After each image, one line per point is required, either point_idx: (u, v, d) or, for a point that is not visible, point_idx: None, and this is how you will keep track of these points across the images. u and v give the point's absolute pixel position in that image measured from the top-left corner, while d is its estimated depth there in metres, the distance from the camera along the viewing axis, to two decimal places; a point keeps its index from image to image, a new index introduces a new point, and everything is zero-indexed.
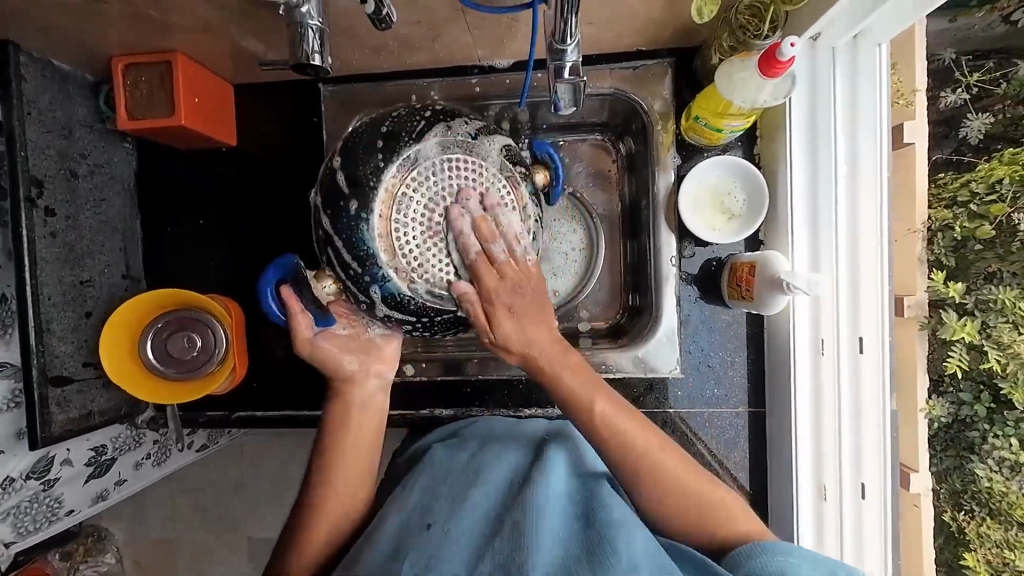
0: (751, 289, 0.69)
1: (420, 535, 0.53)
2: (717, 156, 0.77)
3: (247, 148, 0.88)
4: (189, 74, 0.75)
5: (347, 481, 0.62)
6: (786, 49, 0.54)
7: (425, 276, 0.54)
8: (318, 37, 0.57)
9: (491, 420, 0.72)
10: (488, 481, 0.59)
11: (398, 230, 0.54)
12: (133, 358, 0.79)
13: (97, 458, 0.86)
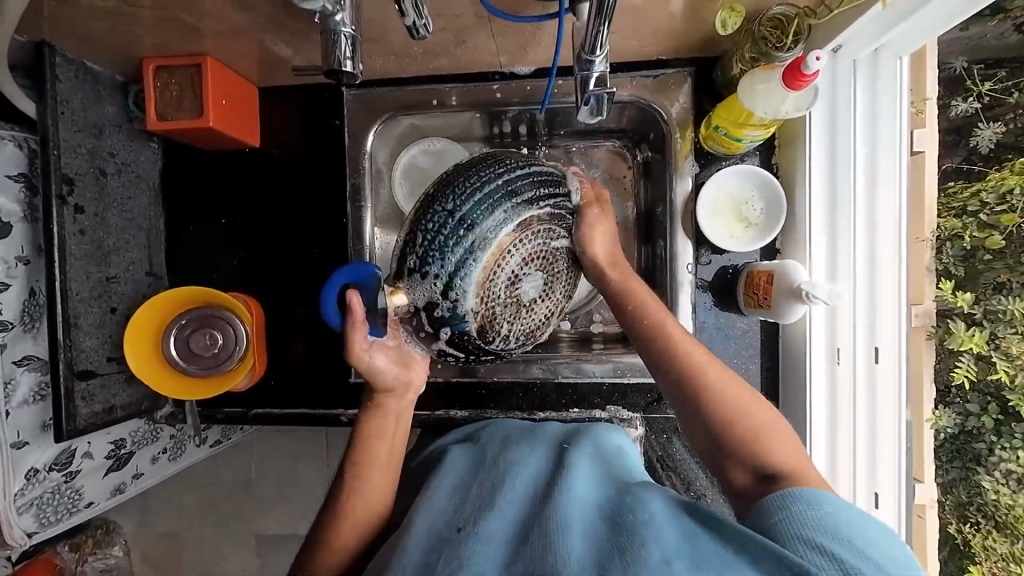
0: (768, 298, 0.69)
1: (446, 537, 0.51)
2: (735, 165, 0.78)
3: (270, 149, 0.89)
4: (218, 77, 0.76)
5: (375, 481, 0.63)
6: (811, 62, 0.55)
7: (495, 328, 0.55)
8: (350, 43, 0.58)
9: (506, 427, 0.75)
10: (510, 486, 0.58)
11: (488, 283, 0.54)
12: (156, 354, 0.80)
13: (116, 452, 0.88)
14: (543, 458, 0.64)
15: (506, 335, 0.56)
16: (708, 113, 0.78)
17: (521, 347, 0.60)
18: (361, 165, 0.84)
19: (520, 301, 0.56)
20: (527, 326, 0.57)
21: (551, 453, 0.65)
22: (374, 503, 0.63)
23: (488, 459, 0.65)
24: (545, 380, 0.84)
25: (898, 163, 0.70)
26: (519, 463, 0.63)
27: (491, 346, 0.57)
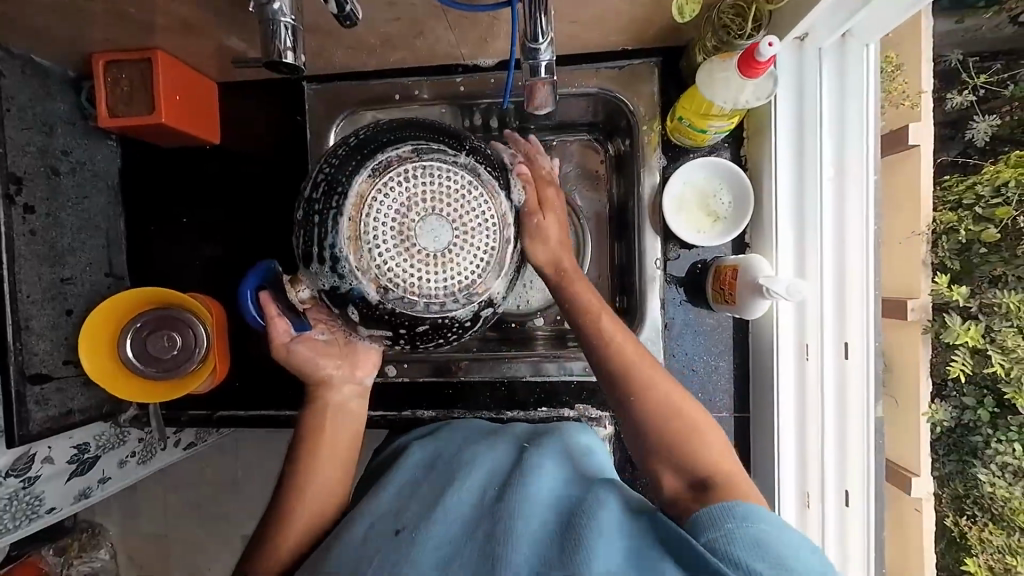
0: (734, 294, 0.68)
1: (392, 540, 0.51)
2: (703, 158, 0.76)
3: (231, 145, 0.87)
4: (170, 71, 0.74)
5: (321, 488, 0.62)
6: (763, 49, 0.52)
7: (404, 296, 0.52)
8: (290, 33, 0.56)
9: (469, 424, 0.73)
10: (462, 483, 0.57)
11: (373, 244, 0.51)
12: (113, 358, 0.78)
13: (79, 456, 0.87)
14: (502, 455, 0.63)
15: (418, 297, 0.52)
16: (674, 105, 0.76)
17: (455, 307, 0.53)
18: None
19: (415, 251, 0.51)
20: (447, 276, 0.52)
21: (511, 448, 0.64)
22: (321, 511, 0.61)
23: (446, 457, 0.63)
24: (514, 379, 0.82)
25: (868, 154, 0.67)
26: (475, 459, 0.61)
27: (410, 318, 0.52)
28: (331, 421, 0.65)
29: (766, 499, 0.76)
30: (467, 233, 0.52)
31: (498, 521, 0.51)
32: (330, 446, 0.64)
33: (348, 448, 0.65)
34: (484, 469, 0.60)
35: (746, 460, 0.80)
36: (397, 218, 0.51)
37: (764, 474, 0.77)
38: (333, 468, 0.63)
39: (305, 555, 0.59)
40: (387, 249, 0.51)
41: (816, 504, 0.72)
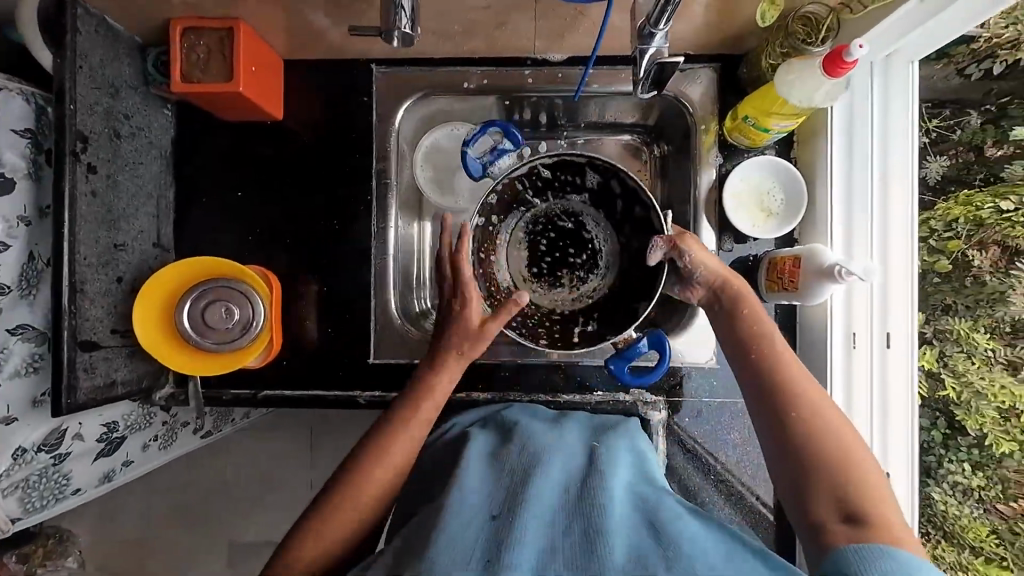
0: (795, 280, 0.72)
1: (490, 526, 0.51)
2: (758, 158, 0.81)
3: (292, 121, 0.87)
4: (249, 41, 0.74)
5: (394, 454, 0.63)
6: (854, 49, 0.58)
7: (590, 258, 0.84)
8: (408, 14, 0.58)
9: (528, 408, 0.77)
10: (544, 476, 0.58)
11: (525, 238, 0.86)
12: (167, 325, 0.77)
13: (108, 435, 0.82)
14: (571, 452, 0.64)
15: (587, 255, 0.84)
16: (733, 106, 0.81)
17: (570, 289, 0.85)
18: (387, 146, 0.86)
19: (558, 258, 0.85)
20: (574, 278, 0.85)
21: (585, 444, 0.67)
22: (386, 480, 0.62)
23: (518, 444, 0.65)
24: (570, 364, 0.85)
25: (909, 156, 0.73)
26: (548, 451, 0.63)
27: (586, 287, 0.84)
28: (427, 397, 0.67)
29: None
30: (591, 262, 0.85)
31: (591, 518, 0.53)
32: (409, 419, 0.65)
33: (428, 422, 0.66)
34: (560, 463, 0.61)
35: None
36: (557, 208, 0.85)
37: None
38: (404, 443, 0.64)
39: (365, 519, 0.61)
40: (604, 214, 0.82)
41: None
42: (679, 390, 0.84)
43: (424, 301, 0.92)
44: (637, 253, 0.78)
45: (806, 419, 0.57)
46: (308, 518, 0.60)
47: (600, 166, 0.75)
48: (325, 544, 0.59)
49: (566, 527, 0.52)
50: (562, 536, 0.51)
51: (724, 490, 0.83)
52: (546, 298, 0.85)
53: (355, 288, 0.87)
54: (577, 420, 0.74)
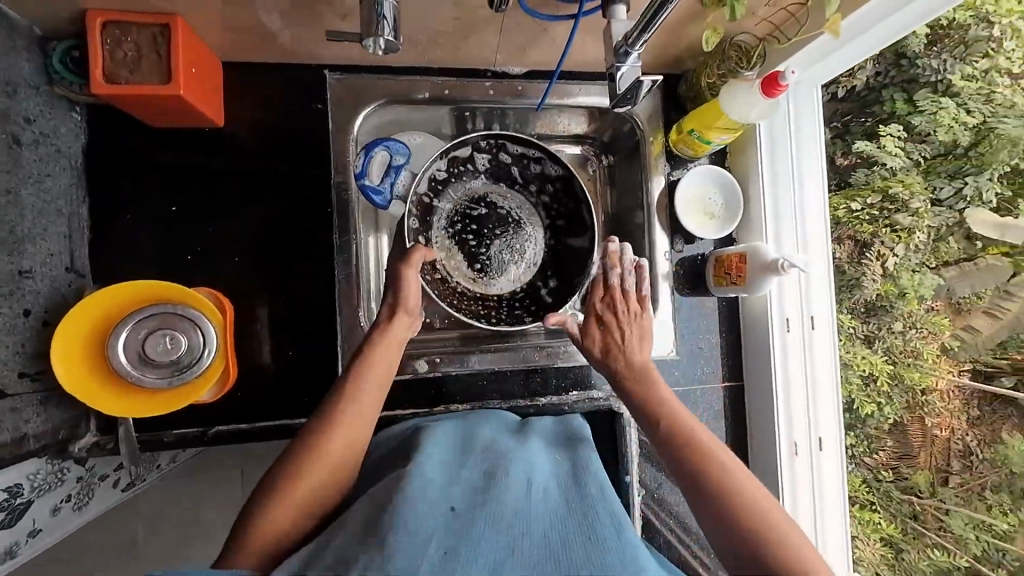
0: (742, 275, 0.82)
1: (445, 520, 0.49)
2: (699, 167, 0.90)
3: (234, 129, 0.80)
4: (189, 40, 0.67)
5: (355, 418, 0.61)
6: (786, 74, 0.68)
7: (516, 230, 0.91)
8: (391, 25, 0.59)
9: (493, 416, 0.75)
10: (509, 476, 0.56)
11: (452, 241, 0.89)
12: (94, 360, 0.67)
13: (9, 503, 0.63)
14: (539, 457, 0.63)
15: (513, 227, 0.91)
16: (676, 121, 0.90)
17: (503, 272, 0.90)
18: (347, 155, 0.80)
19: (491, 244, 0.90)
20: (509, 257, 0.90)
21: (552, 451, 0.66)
22: (350, 444, 0.60)
23: (490, 450, 0.62)
24: (545, 367, 0.87)
25: (820, 162, 0.84)
26: (511, 454, 0.61)
27: (529, 255, 0.91)
28: (379, 355, 0.66)
29: (763, 457, 0.89)
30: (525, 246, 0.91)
31: (553, 524, 0.52)
32: (364, 382, 0.64)
33: (383, 388, 0.65)
34: (522, 461, 0.60)
35: (739, 426, 0.92)
36: (466, 199, 0.89)
37: (758, 435, 0.90)
38: (363, 409, 0.62)
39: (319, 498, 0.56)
40: (505, 184, 0.91)
41: (802, 453, 0.86)
42: None
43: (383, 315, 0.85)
44: (563, 214, 0.89)
45: (713, 490, 0.57)
46: (265, 495, 0.55)
47: (484, 146, 0.86)
48: (279, 527, 0.53)
49: (527, 527, 0.50)
50: (523, 532, 0.50)
51: None
52: (499, 282, 0.90)
53: (317, 305, 0.82)
54: (540, 428, 0.72)
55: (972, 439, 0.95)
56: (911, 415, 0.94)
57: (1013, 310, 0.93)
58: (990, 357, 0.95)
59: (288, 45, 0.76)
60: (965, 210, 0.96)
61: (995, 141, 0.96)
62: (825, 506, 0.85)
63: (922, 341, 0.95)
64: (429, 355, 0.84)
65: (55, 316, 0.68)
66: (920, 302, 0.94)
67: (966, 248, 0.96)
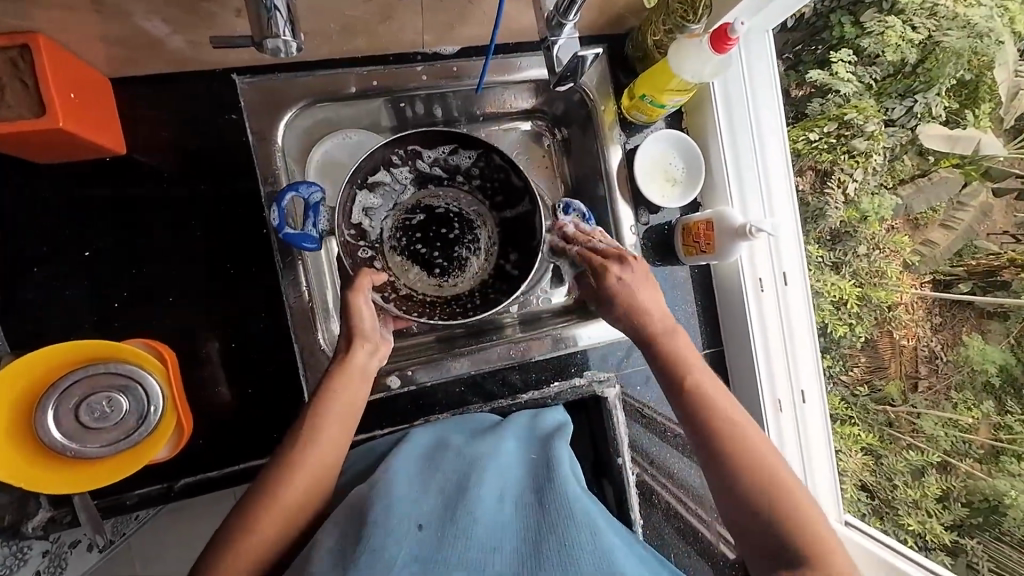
0: (711, 243, 0.79)
1: (414, 539, 0.46)
2: (657, 132, 0.86)
3: (141, 156, 0.71)
4: (59, 63, 0.57)
5: (315, 462, 0.57)
6: (736, 27, 0.63)
7: (463, 223, 0.83)
8: (287, 22, 0.51)
9: (465, 424, 0.72)
10: (480, 485, 0.54)
11: (402, 255, 0.81)
12: (29, 441, 0.61)
13: None
14: (513, 465, 0.60)
15: (459, 222, 0.83)
16: (625, 85, 0.84)
17: (469, 269, 0.83)
18: (273, 165, 0.73)
19: (445, 249, 0.82)
20: (469, 252, 0.83)
21: (528, 455, 0.62)
22: (307, 488, 0.55)
23: (462, 460, 0.59)
24: (524, 363, 0.84)
25: (778, 115, 0.80)
26: (484, 460, 0.59)
27: (484, 242, 0.83)
28: (340, 392, 0.61)
29: (751, 418, 0.88)
30: (483, 237, 0.83)
31: (528, 536, 0.48)
32: (322, 416, 0.59)
33: (349, 421, 0.61)
34: (494, 467, 0.58)
35: (724, 388, 0.92)
36: (403, 212, 0.81)
37: (743, 395, 0.89)
38: (321, 446, 0.58)
39: (284, 543, 0.53)
40: (432, 184, 0.82)
41: (786, 408, 0.86)
42: (627, 361, 0.88)
43: None
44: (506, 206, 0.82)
45: (760, 488, 0.57)
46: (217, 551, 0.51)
47: (398, 159, 0.76)
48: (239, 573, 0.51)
49: (498, 540, 0.48)
50: (496, 547, 0.47)
51: None
52: (463, 280, 0.82)
53: (270, 334, 0.76)
54: (516, 427, 0.69)
55: (934, 343, 0.85)
56: (881, 331, 0.88)
57: (968, 220, 0.83)
58: (947, 265, 0.85)
59: (181, 53, 0.67)
60: (918, 127, 0.86)
61: (942, 55, 0.83)
62: (811, 454, 0.86)
63: (884, 261, 0.87)
64: (399, 368, 0.79)
65: None
66: (880, 223, 0.88)
67: (919, 163, 0.87)
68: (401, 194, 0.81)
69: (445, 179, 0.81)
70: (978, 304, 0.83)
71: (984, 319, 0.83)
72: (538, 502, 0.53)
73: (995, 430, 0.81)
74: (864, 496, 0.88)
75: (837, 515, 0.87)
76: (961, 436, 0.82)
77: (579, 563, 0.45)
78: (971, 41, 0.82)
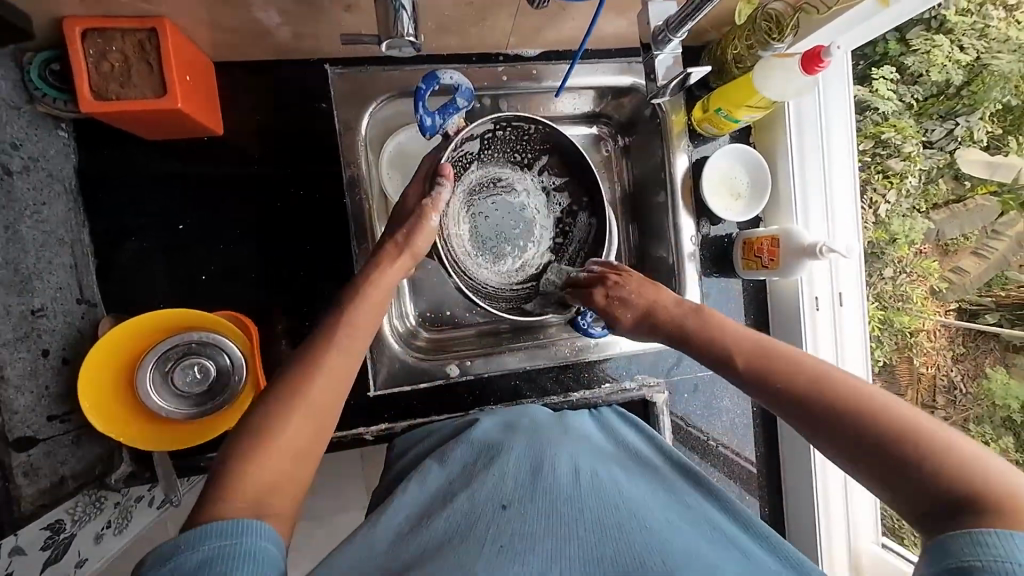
0: (774, 259, 0.80)
1: (498, 519, 0.48)
2: (723, 145, 0.86)
3: (234, 138, 0.75)
4: (179, 46, 0.61)
5: (334, 370, 0.54)
6: (830, 50, 0.64)
7: (522, 228, 0.84)
8: (411, 19, 0.53)
9: (533, 409, 0.70)
10: (556, 470, 0.54)
11: (462, 221, 0.81)
12: (125, 387, 0.66)
13: (54, 539, 0.59)
14: (581, 449, 0.60)
15: (521, 224, 0.84)
16: (700, 97, 0.85)
17: (500, 283, 0.83)
18: (356, 154, 0.75)
19: (489, 248, 0.83)
20: (509, 266, 0.84)
21: (590, 446, 0.61)
22: (334, 391, 0.53)
23: (532, 442, 0.59)
24: (578, 363, 0.86)
25: (849, 126, 0.82)
26: (557, 442, 0.60)
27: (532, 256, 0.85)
28: (369, 294, 0.62)
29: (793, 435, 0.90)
30: (519, 258, 0.84)
31: (608, 513, 0.48)
32: (356, 324, 0.59)
33: (370, 332, 0.60)
34: (570, 450, 0.59)
35: None
36: (486, 176, 0.82)
37: None
38: (348, 351, 0.56)
39: (295, 459, 0.48)
40: (517, 174, 0.83)
41: None
42: (674, 370, 0.90)
43: (410, 320, 0.83)
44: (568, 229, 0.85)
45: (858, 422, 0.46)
46: (247, 443, 0.47)
47: (528, 142, 0.80)
48: (263, 486, 0.45)
49: (579, 513, 0.48)
50: (580, 521, 0.47)
51: (720, 451, 0.91)
52: (485, 273, 0.82)
53: None
54: (581, 416, 0.70)
55: (953, 374, 0.90)
56: (897, 357, 0.90)
57: (1001, 250, 0.90)
58: (976, 295, 0.92)
59: (285, 43, 0.70)
60: (957, 151, 0.91)
61: (989, 78, 0.89)
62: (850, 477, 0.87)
63: (910, 285, 0.91)
64: (458, 359, 0.81)
65: (75, 354, 0.66)
66: (908, 249, 0.90)
67: (955, 188, 0.92)
68: (480, 171, 0.81)
69: (540, 190, 0.84)
70: (1003, 337, 0.90)
71: (1009, 352, 0.90)
72: (613, 485, 0.53)
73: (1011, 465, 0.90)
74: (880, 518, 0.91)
75: (871, 537, 0.88)
76: None
77: (665, 552, 0.43)
78: (1019, 66, 0.89)
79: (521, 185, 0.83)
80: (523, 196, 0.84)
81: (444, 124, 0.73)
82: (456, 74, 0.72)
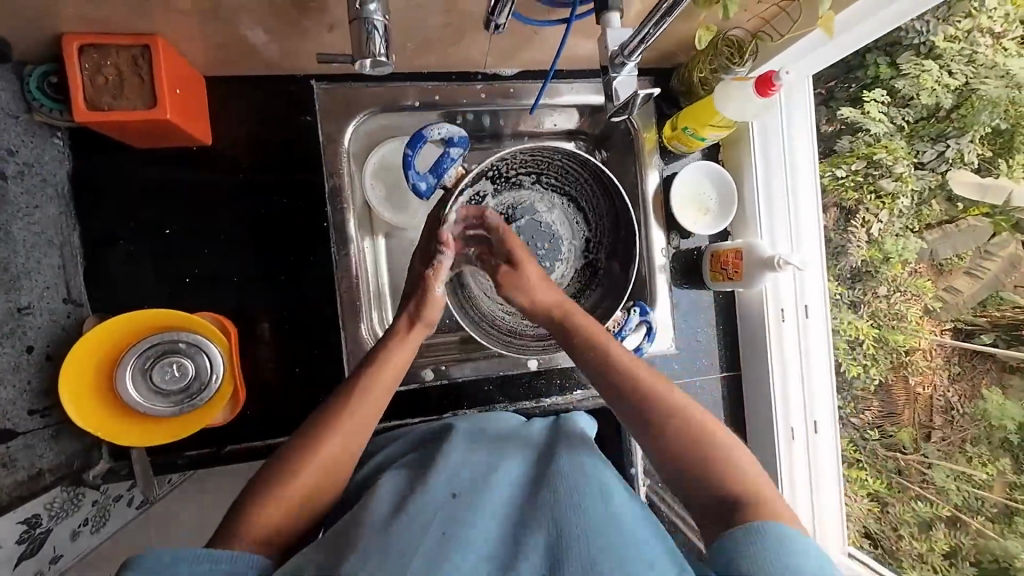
0: (738, 270, 0.83)
1: (448, 508, 0.50)
2: (692, 162, 0.91)
3: (222, 148, 0.79)
4: (171, 61, 0.65)
5: (356, 430, 0.58)
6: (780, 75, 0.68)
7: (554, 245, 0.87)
8: (382, 36, 0.57)
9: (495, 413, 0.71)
10: (509, 470, 0.56)
11: None
12: (105, 370, 0.68)
13: (30, 533, 0.61)
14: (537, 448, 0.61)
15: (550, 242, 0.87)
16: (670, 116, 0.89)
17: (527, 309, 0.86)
18: (339, 164, 0.79)
19: None
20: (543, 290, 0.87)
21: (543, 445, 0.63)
22: (347, 451, 0.57)
23: (491, 443, 0.61)
24: (552, 370, 0.88)
25: (812, 146, 0.85)
26: (514, 442, 0.62)
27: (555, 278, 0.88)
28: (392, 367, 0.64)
29: (763, 443, 0.92)
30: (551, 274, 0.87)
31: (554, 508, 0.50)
32: (370, 391, 0.61)
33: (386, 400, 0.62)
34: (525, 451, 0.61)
35: (737, 411, 0.96)
36: (505, 207, 0.85)
37: (756, 421, 0.93)
38: (366, 417, 0.59)
39: (301, 517, 0.53)
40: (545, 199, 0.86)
41: (799, 437, 0.89)
42: None
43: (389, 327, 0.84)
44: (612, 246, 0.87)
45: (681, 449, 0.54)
46: (259, 493, 0.52)
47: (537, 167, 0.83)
48: (265, 532, 0.50)
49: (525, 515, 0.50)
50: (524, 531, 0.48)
51: None
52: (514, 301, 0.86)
53: (321, 320, 0.82)
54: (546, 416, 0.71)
55: (951, 395, 0.85)
56: (895, 376, 0.87)
57: (994, 271, 0.82)
58: (970, 315, 0.84)
59: (272, 59, 0.74)
60: (947, 172, 0.85)
61: (978, 102, 0.82)
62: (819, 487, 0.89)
63: (905, 304, 0.87)
64: (434, 363, 0.84)
65: (59, 351, 0.69)
66: (902, 266, 0.87)
67: (947, 210, 0.86)
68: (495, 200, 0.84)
69: (571, 212, 0.87)
70: (999, 357, 0.83)
71: (1005, 373, 0.83)
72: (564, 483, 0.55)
73: (1008, 489, 0.82)
74: (869, 544, 0.88)
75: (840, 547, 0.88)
76: (975, 492, 0.82)
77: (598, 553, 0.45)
78: (1008, 92, 0.82)
79: (546, 204, 0.87)
80: (551, 213, 0.87)
81: (442, 178, 0.79)
82: (445, 127, 0.78)
